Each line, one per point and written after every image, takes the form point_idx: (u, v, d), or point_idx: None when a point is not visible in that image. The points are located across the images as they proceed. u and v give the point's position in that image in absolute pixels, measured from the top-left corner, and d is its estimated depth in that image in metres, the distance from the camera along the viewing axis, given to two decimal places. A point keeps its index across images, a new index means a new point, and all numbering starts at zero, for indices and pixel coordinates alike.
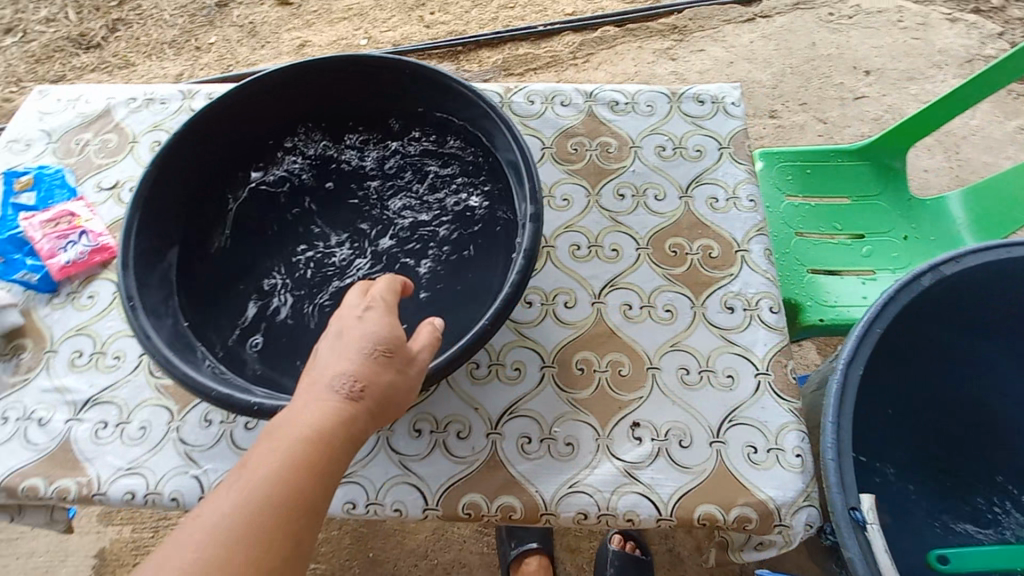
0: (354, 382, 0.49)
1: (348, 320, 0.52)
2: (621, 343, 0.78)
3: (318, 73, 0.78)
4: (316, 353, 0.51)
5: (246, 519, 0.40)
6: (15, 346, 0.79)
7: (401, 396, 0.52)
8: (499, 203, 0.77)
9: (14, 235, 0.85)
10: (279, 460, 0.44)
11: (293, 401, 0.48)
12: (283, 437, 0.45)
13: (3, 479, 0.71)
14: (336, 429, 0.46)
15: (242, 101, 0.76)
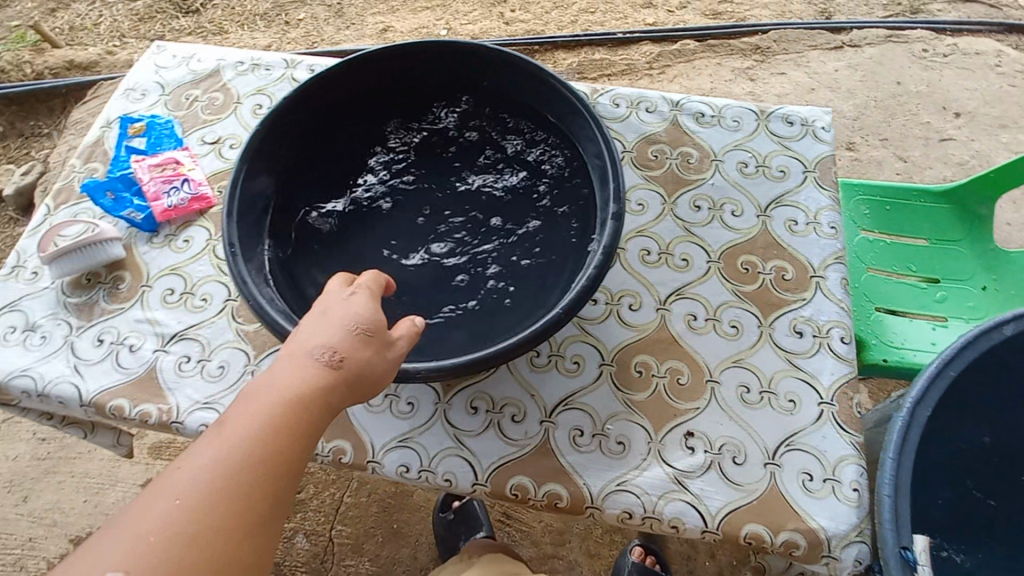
0: (334, 353, 0.55)
1: (333, 301, 0.58)
2: (682, 352, 0.78)
3: (422, 53, 0.81)
4: (302, 326, 0.57)
5: (228, 471, 0.47)
6: (115, 277, 0.86)
7: (377, 371, 0.58)
8: (580, 199, 0.78)
9: (126, 174, 0.91)
10: (261, 421, 0.50)
11: (274, 369, 0.54)
12: (265, 400, 0.51)
13: (94, 395, 0.77)
14: (314, 397, 0.53)
15: (348, 72, 0.80)
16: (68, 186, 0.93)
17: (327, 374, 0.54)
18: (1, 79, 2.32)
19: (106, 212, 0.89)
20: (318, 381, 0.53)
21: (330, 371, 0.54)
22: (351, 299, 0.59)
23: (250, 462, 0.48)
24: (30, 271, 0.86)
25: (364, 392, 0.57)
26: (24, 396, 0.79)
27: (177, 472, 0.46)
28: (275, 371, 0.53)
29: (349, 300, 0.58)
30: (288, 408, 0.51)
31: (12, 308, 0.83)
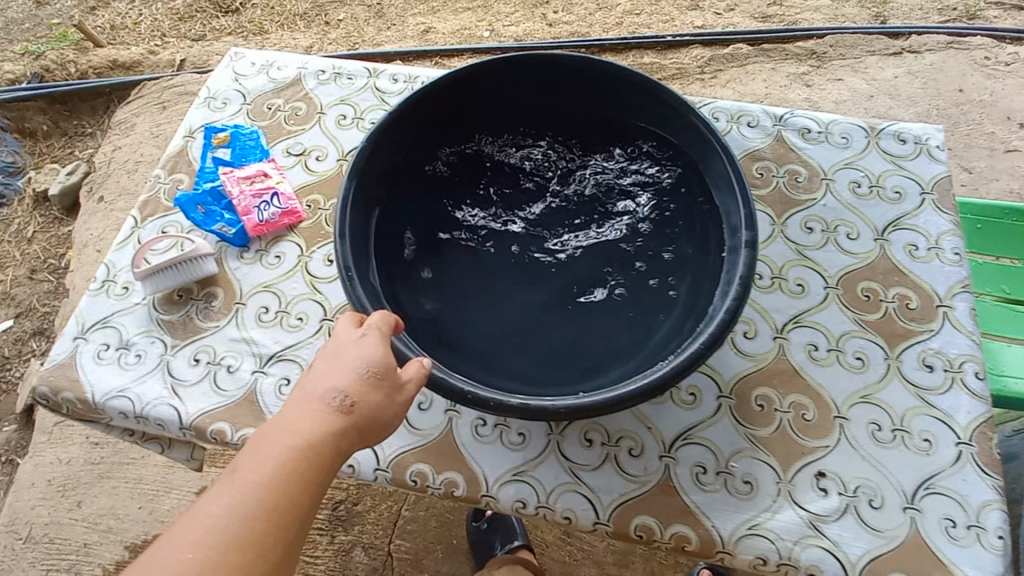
0: (345, 398, 0.56)
1: (345, 343, 0.58)
2: (806, 386, 0.74)
3: (529, 67, 0.78)
4: (315, 367, 0.58)
5: (239, 523, 0.48)
6: (208, 293, 0.84)
7: (387, 415, 0.58)
8: (696, 223, 0.74)
9: (215, 187, 0.89)
10: (271, 471, 0.51)
11: (283, 414, 0.55)
12: (274, 448, 0.52)
13: (194, 418, 0.76)
14: (326, 444, 0.54)
15: (453, 86, 0.77)
16: (154, 198, 0.90)
17: (337, 420, 0.55)
18: (42, 79, 2.30)
19: (196, 226, 0.86)
20: (330, 428, 0.54)
21: (341, 417, 0.55)
22: (362, 341, 0.59)
23: (259, 514, 0.49)
24: (120, 286, 0.84)
25: (374, 435, 0.58)
26: (122, 417, 0.77)
27: (184, 527, 0.48)
28: (286, 417, 0.55)
29: (362, 343, 0.58)
30: (298, 456, 0.52)
31: (105, 325, 0.82)
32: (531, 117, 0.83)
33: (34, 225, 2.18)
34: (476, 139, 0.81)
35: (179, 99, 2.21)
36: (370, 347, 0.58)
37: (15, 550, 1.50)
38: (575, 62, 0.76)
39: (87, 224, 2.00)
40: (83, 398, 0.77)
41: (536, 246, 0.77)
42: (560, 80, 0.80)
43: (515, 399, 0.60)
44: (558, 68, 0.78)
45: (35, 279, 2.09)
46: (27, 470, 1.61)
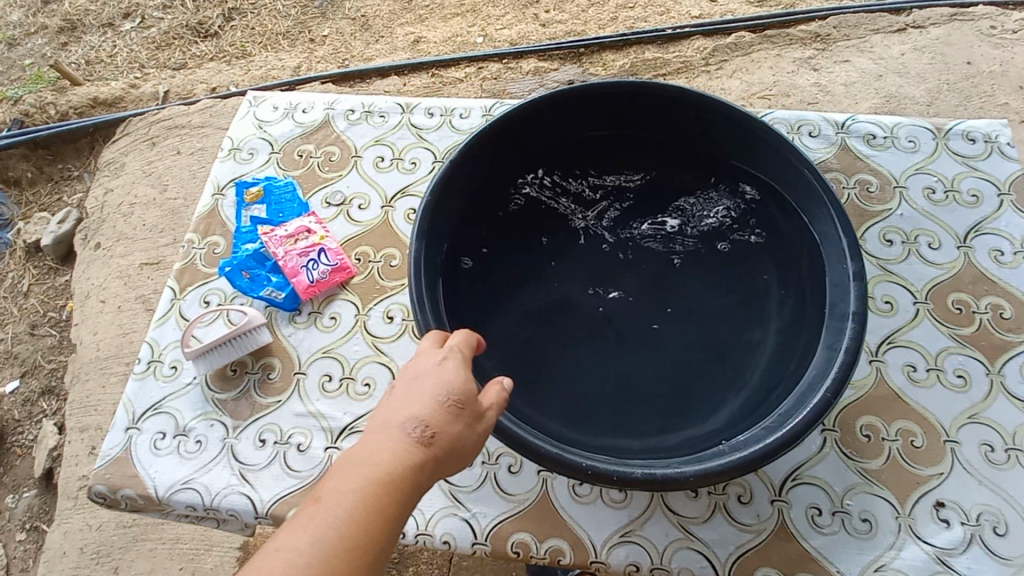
0: (425, 427, 0.48)
1: (423, 363, 0.52)
2: (910, 411, 0.71)
3: (599, 99, 0.76)
4: (390, 392, 0.51)
5: (324, 560, 0.40)
6: (264, 365, 0.78)
7: (468, 449, 0.50)
8: (784, 253, 0.71)
9: (257, 249, 0.84)
10: (353, 503, 0.43)
11: (361, 441, 0.47)
12: (353, 479, 0.44)
13: (270, 505, 0.70)
14: (408, 478, 0.46)
15: (520, 122, 0.75)
16: (191, 264, 0.85)
17: (417, 452, 0.47)
18: (8, 126, 2.13)
19: (241, 293, 0.82)
20: (411, 459, 0.47)
21: (421, 449, 0.47)
22: (442, 363, 0.52)
23: (345, 550, 0.41)
24: (168, 366, 0.79)
25: (452, 470, 0.50)
26: (189, 510, 0.72)
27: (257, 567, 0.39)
28: (362, 446, 0.47)
29: (441, 366, 0.52)
30: (379, 488, 0.44)
31: (157, 411, 0.76)
32: (596, 150, 0.81)
33: (28, 277, 2.01)
34: (540, 178, 0.79)
35: (170, 133, 2.01)
36: (451, 369, 0.51)
37: None
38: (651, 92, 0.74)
39: (85, 273, 1.87)
40: (144, 494, 0.72)
41: (613, 288, 0.73)
42: (628, 113, 0.79)
43: (638, 469, 0.56)
44: (628, 100, 0.77)
45: (36, 334, 1.93)
46: (56, 540, 1.53)
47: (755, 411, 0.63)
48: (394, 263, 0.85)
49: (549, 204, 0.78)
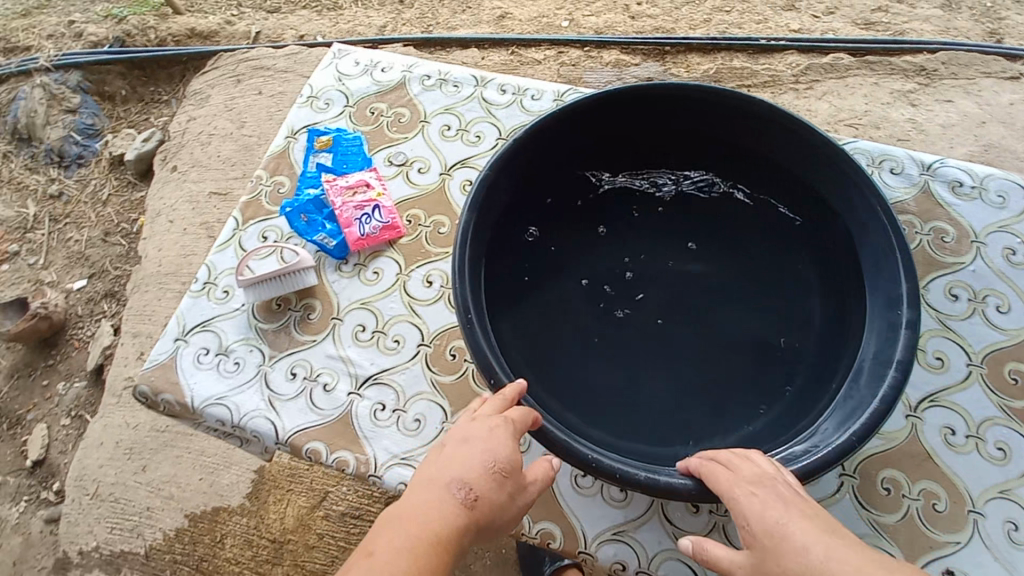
0: (472, 490, 0.53)
1: (477, 430, 0.57)
2: (938, 473, 0.69)
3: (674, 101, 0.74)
4: (443, 454, 0.57)
5: None
6: (306, 305, 0.83)
7: (502, 519, 0.56)
8: (836, 289, 0.69)
9: (317, 195, 0.89)
10: (406, 561, 0.47)
11: (415, 500, 0.52)
12: (406, 538, 0.49)
13: (290, 435, 0.75)
14: (454, 537, 0.50)
15: (590, 112, 0.74)
16: (256, 200, 0.90)
17: (463, 513, 0.52)
18: (113, 44, 2.27)
19: (297, 233, 0.86)
20: (457, 519, 0.51)
21: (467, 510, 0.52)
22: (493, 431, 0.58)
23: None
24: (221, 290, 0.84)
25: (486, 536, 0.55)
26: (218, 424, 0.77)
27: None
28: (413, 503, 0.52)
29: (493, 433, 0.57)
30: (430, 547, 0.49)
31: (205, 329, 0.82)
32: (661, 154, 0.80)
33: (109, 187, 2.16)
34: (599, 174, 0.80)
35: (255, 73, 2.10)
36: (500, 439, 0.57)
37: (83, 506, 1.58)
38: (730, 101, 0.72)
39: (159, 193, 1.99)
40: (182, 402, 0.78)
41: (651, 291, 0.74)
42: (701, 120, 0.77)
43: (642, 474, 0.57)
44: (705, 107, 0.75)
45: (108, 241, 2.08)
46: (96, 430, 1.66)
47: (771, 441, 0.62)
48: (442, 230, 0.87)
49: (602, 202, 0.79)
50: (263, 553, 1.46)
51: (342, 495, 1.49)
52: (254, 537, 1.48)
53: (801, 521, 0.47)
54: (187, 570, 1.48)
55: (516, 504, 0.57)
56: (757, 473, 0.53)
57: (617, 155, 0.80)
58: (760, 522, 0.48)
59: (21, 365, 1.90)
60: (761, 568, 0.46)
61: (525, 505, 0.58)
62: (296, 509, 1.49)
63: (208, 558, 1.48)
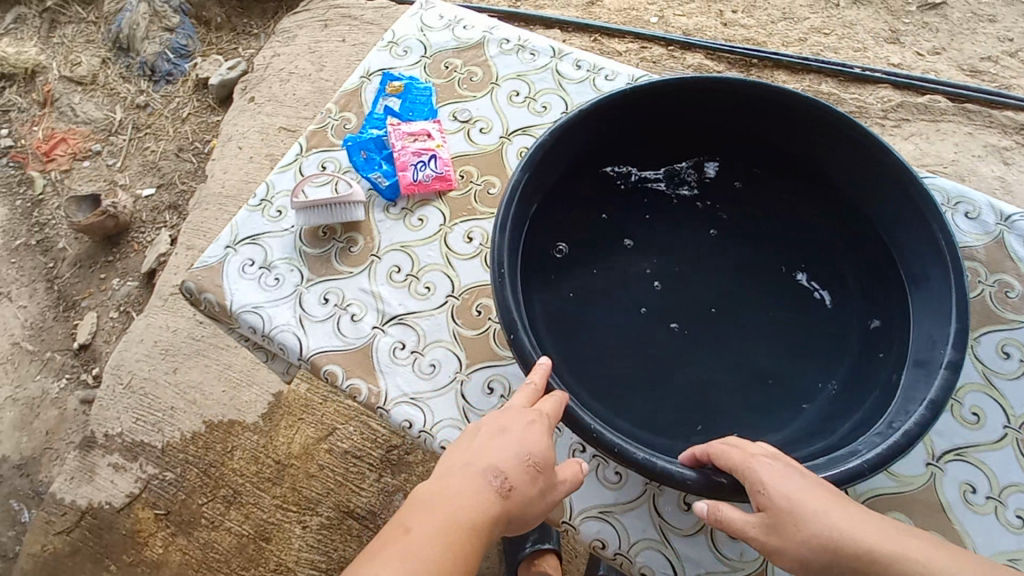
0: (506, 481, 0.57)
1: (516, 424, 0.60)
2: (949, 527, 0.66)
3: (750, 101, 0.73)
4: (479, 442, 0.61)
5: None
6: (349, 238, 0.86)
7: (534, 510, 0.59)
8: (879, 321, 0.68)
9: (379, 136, 0.91)
10: (441, 541, 0.53)
11: (455, 483, 0.57)
12: (442, 519, 0.55)
13: (313, 354, 0.78)
14: (488, 524, 0.55)
15: (661, 97, 0.74)
16: (322, 131, 0.94)
17: (497, 502, 0.57)
18: None
19: (354, 168, 0.89)
20: (492, 508, 0.56)
21: (500, 499, 0.57)
22: (529, 426, 0.60)
23: None
24: (275, 210, 0.88)
25: (517, 523, 0.59)
26: (250, 331, 0.82)
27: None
28: (453, 489, 0.57)
29: (529, 428, 0.60)
30: (462, 530, 0.54)
31: (254, 242, 0.86)
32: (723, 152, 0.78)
33: (190, 107, 2.27)
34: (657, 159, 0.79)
35: (343, 20, 2.16)
36: (535, 435, 0.60)
37: (115, 393, 1.69)
38: (809, 113, 0.71)
39: (234, 120, 2.09)
40: (222, 304, 0.82)
41: (687, 286, 0.73)
42: (774, 127, 0.75)
43: (640, 454, 0.57)
44: (780, 113, 0.73)
45: (180, 157, 2.20)
46: (138, 327, 1.77)
47: None
48: (491, 191, 0.88)
49: (654, 187, 0.78)
50: (266, 471, 1.54)
51: (348, 434, 1.55)
52: (260, 455, 1.56)
53: (819, 492, 0.53)
54: (196, 471, 1.57)
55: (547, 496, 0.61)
56: (768, 449, 0.57)
57: (677, 146, 0.79)
58: (778, 490, 0.53)
59: (84, 256, 2.04)
60: (779, 528, 0.53)
61: (557, 500, 0.61)
62: (303, 438, 1.56)
63: (217, 464, 1.57)
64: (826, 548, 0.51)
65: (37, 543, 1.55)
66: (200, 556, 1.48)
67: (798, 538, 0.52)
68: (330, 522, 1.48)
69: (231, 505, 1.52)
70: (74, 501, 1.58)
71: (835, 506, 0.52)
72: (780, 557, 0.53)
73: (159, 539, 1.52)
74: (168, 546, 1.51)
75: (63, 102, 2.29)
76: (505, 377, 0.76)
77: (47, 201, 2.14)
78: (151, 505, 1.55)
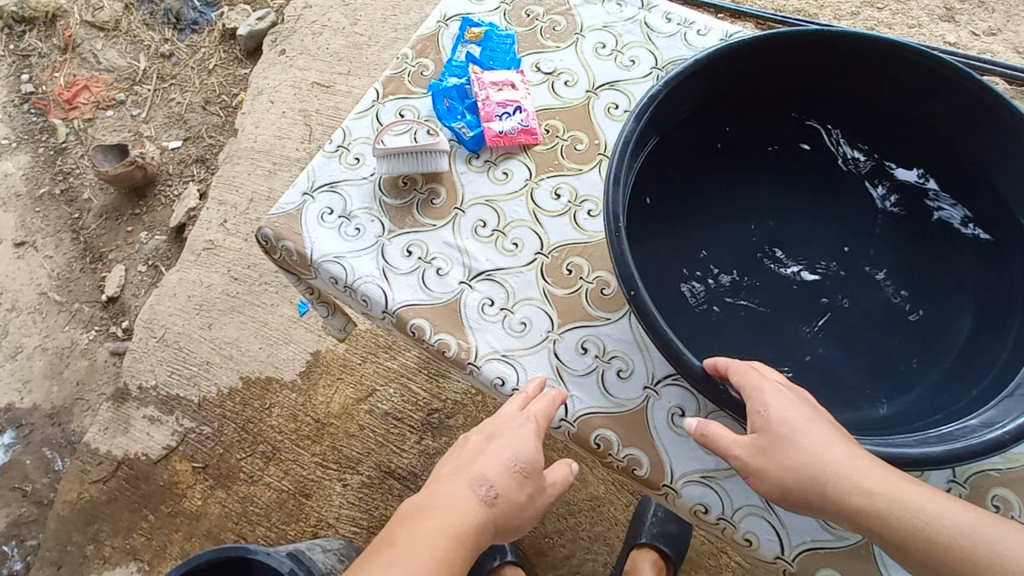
0: (494, 490, 0.65)
1: (507, 429, 0.68)
2: None
3: (842, 60, 0.70)
4: (470, 449, 0.68)
5: None
6: (431, 189, 0.82)
7: (521, 514, 0.66)
8: (995, 286, 0.66)
9: (461, 84, 0.87)
10: (427, 553, 0.61)
11: (445, 496, 0.65)
12: (431, 531, 0.62)
13: (398, 307, 0.76)
14: (474, 530, 0.63)
15: (749, 61, 0.70)
16: (399, 77, 0.89)
17: (486, 509, 0.64)
18: None
19: (436, 117, 0.85)
20: (480, 514, 0.64)
21: (489, 506, 0.64)
22: (520, 430, 0.67)
23: None
24: (353, 156, 0.85)
25: (508, 527, 0.66)
26: (331, 281, 0.79)
27: None
28: (444, 499, 0.64)
29: (519, 432, 0.67)
30: (448, 541, 0.62)
31: (332, 189, 0.83)
32: (822, 117, 0.76)
33: (216, 58, 2.19)
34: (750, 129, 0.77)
35: None
36: (525, 438, 0.67)
37: (149, 346, 1.69)
38: (914, 71, 0.67)
39: (264, 73, 2.03)
40: (302, 253, 0.80)
41: (787, 250, 0.73)
42: (867, 87, 0.72)
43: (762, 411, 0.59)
44: (876, 72, 0.70)
45: (207, 110, 2.12)
46: (171, 281, 1.76)
47: (894, 428, 0.61)
48: (579, 147, 0.84)
49: (748, 157, 0.77)
50: (305, 429, 1.54)
51: (389, 396, 1.54)
52: (299, 413, 1.56)
53: (820, 428, 0.58)
54: (233, 427, 1.57)
55: (536, 499, 0.68)
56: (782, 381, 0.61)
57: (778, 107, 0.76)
58: (779, 417, 0.58)
59: (110, 208, 2.00)
60: (770, 452, 0.58)
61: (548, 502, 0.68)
62: (342, 397, 1.55)
63: (254, 420, 1.57)
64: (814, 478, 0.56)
65: (74, 491, 1.56)
66: (239, 509, 1.49)
67: (783, 464, 0.57)
68: (371, 481, 1.48)
69: (269, 461, 1.52)
70: (110, 452, 1.58)
71: (838, 444, 0.57)
72: (758, 480, 0.59)
73: (198, 491, 1.52)
74: (207, 498, 1.51)
75: (85, 49, 2.20)
76: (599, 338, 0.74)
77: (70, 149, 2.08)
78: (189, 458, 1.56)
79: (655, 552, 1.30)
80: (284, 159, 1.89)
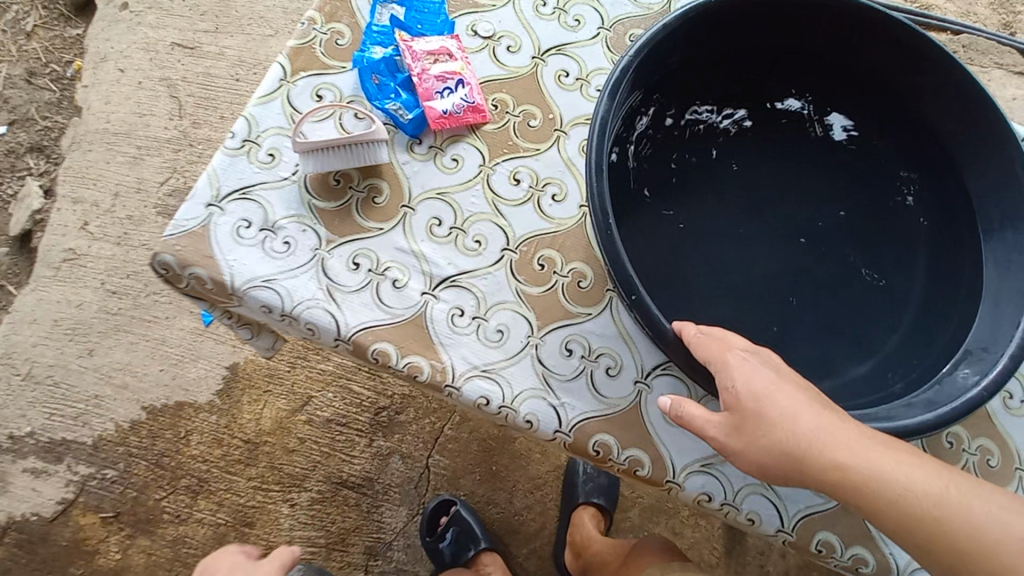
0: None
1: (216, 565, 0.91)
2: (994, 431, 0.73)
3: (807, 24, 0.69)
4: None
5: None
6: (370, 186, 0.70)
7: None
8: (952, 245, 0.69)
9: (388, 55, 0.74)
10: None
11: None
12: None
13: (353, 332, 0.65)
14: None
15: (708, 24, 0.67)
16: (308, 47, 0.74)
17: None
18: None
19: (364, 98, 0.72)
20: None
21: None
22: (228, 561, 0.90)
23: None
24: (265, 152, 0.69)
25: None
26: (263, 311, 0.66)
27: None
28: None
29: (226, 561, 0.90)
30: None
31: (245, 197, 0.67)
32: (774, 82, 0.76)
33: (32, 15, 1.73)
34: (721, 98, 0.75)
35: None
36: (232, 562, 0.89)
37: (12, 387, 1.39)
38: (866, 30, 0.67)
39: (103, 33, 1.65)
40: (219, 280, 0.65)
41: (754, 218, 0.73)
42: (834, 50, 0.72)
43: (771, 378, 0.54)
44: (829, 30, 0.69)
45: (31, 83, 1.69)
46: (27, 304, 1.45)
47: (873, 391, 0.64)
48: (533, 123, 0.75)
49: (725, 127, 0.75)
50: (234, 452, 1.37)
51: (328, 401, 1.41)
52: (223, 436, 1.38)
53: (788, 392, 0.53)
54: (145, 464, 1.36)
55: None
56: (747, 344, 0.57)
57: (735, 73, 0.75)
58: (748, 387, 0.54)
59: None
60: (744, 427, 0.53)
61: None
62: (274, 410, 1.40)
63: (170, 453, 1.36)
64: (787, 448, 0.52)
65: None
66: (170, 555, 1.32)
67: (757, 435, 0.53)
68: (322, 496, 1.37)
69: (197, 495, 1.34)
70: None
71: (805, 410, 0.53)
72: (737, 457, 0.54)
73: (114, 544, 1.32)
74: (127, 550, 1.32)
75: None
76: (583, 336, 0.69)
77: None
78: (94, 509, 1.33)
79: (592, 507, 1.35)
80: (151, 141, 1.57)
